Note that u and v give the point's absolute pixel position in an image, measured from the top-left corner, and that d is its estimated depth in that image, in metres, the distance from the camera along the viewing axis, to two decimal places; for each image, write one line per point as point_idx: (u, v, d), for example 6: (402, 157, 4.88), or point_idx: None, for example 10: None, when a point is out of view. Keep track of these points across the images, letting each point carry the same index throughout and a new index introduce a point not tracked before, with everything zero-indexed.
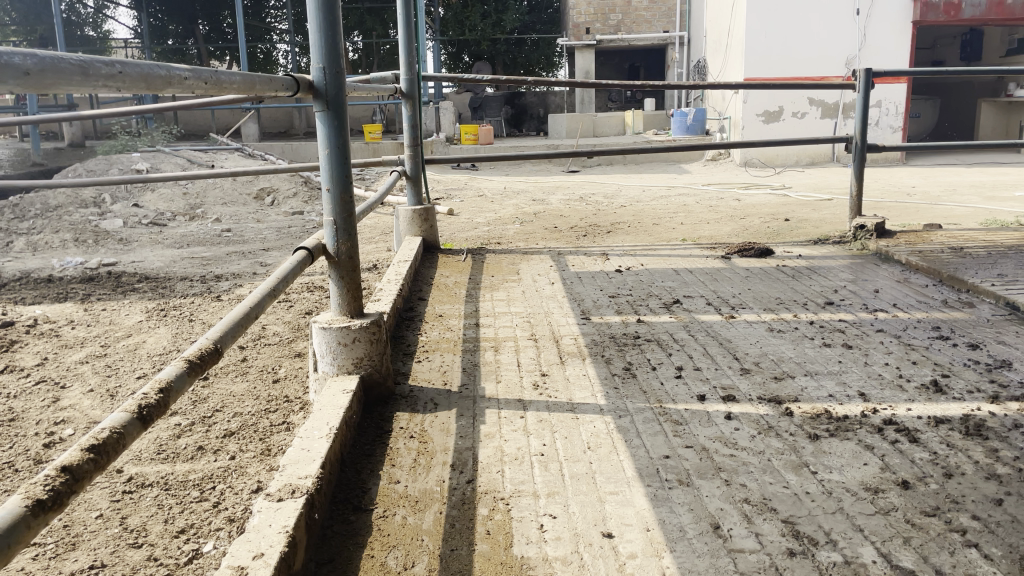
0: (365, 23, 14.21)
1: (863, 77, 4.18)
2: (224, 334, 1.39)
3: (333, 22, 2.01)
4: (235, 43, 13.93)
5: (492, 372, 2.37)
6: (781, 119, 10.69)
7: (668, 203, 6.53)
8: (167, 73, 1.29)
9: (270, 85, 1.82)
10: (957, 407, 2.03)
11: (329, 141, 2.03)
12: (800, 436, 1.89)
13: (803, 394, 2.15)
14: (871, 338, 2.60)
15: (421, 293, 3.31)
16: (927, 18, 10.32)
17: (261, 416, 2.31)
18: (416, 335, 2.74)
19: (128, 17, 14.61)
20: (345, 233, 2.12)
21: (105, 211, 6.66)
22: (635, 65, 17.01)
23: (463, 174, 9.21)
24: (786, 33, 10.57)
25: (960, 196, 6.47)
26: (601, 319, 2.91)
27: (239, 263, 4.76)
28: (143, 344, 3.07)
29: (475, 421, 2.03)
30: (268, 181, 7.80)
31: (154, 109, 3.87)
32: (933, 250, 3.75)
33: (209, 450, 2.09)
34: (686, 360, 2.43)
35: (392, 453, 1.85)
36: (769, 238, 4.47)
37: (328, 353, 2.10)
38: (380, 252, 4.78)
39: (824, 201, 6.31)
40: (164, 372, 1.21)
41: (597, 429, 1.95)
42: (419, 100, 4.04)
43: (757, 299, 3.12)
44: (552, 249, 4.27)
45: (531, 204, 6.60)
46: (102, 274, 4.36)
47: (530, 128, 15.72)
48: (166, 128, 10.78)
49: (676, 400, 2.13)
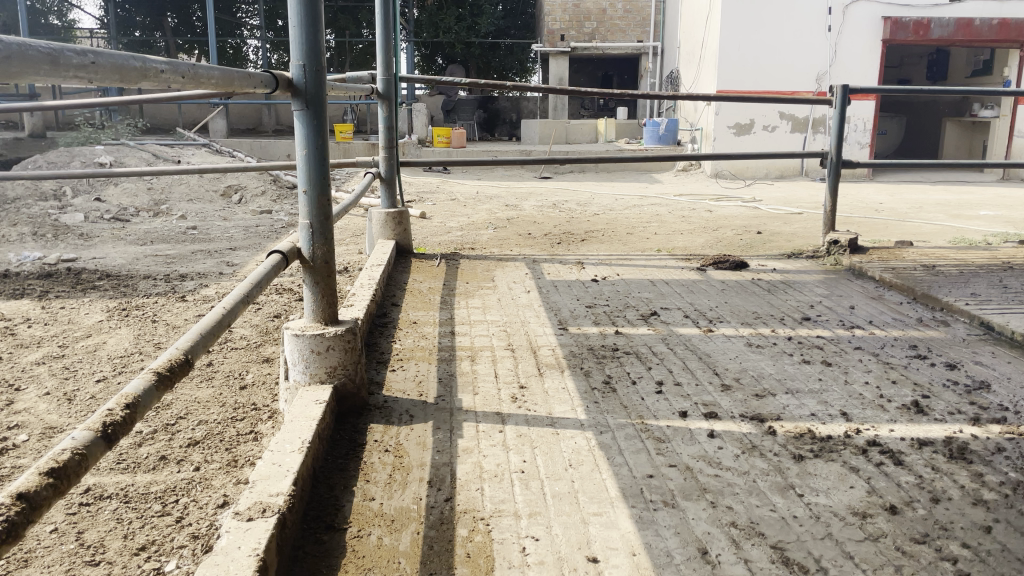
0: (337, 21, 14.16)
1: (839, 93, 4.20)
2: (195, 343, 1.30)
3: (315, 18, 1.94)
4: (205, 37, 13.70)
5: (469, 383, 2.31)
6: (752, 131, 10.78)
7: (641, 212, 6.53)
8: (142, 66, 1.20)
9: (248, 81, 1.75)
10: (940, 429, 2.02)
11: (307, 141, 1.96)
12: (784, 456, 1.86)
13: (784, 412, 2.13)
14: (850, 355, 2.59)
15: (394, 299, 3.24)
16: (897, 37, 10.53)
17: (228, 425, 2.22)
18: (389, 343, 2.67)
19: (94, 6, 14.30)
20: (322, 237, 2.03)
21: (65, 204, 6.47)
22: (608, 74, 17.05)
23: (436, 178, 9.13)
24: (759, 47, 10.68)
25: (928, 213, 6.56)
26: (579, 329, 2.87)
27: (205, 262, 4.64)
28: (103, 344, 2.95)
29: (452, 434, 1.96)
30: (236, 179, 7.66)
31: (119, 100, 3.74)
32: (907, 267, 3.78)
33: (172, 461, 1.99)
34: (666, 375, 2.39)
35: (367, 468, 1.78)
36: (744, 251, 4.47)
37: (300, 360, 2.02)
38: (351, 254, 4.70)
39: (795, 215, 6.36)
40: (132, 385, 1.13)
41: (578, 445, 1.90)
42: (395, 102, 3.97)
43: (734, 313, 3.10)
44: (527, 256, 4.22)
45: (504, 210, 6.55)
46: (61, 271, 4.21)
47: (502, 132, 15.68)
48: (130, 121, 10.55)
49: (658, 417, 2.08)
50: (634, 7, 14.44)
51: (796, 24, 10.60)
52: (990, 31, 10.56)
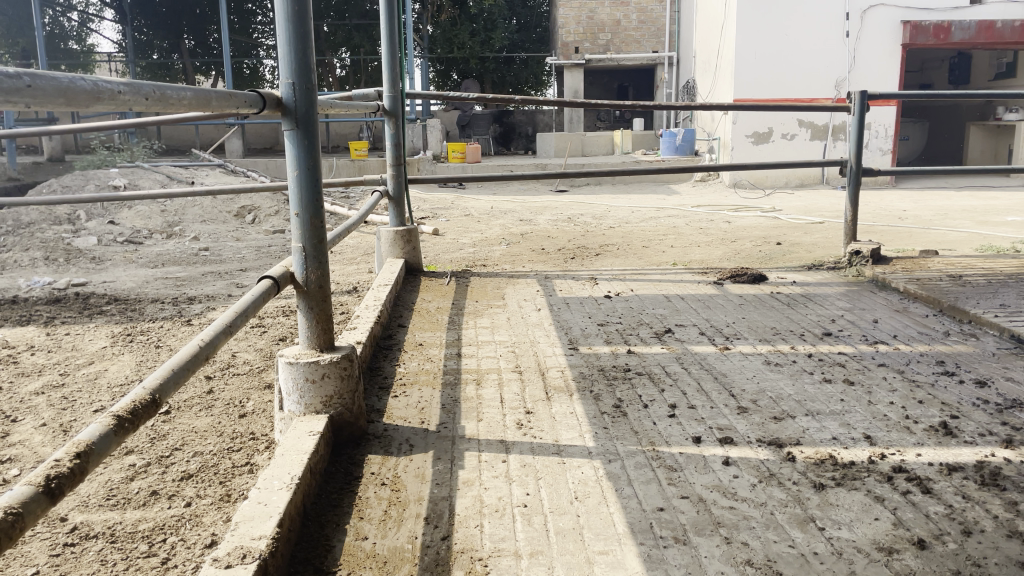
0: (352, 39, 14.22)
1: (857, 99, 4.07)
2: (165, 381, 1.27)
3: (304, 35, 1.87)
4: (221, 58, 13.80)
5: (473, 409, 2.22)
6: (770, 140, 10.61)
7: (657, 224, 6.43)
8: (96, 88, 1.15)
9: (229, 101, 1.69)
10: (970, 453, 1.90)
11: (299, 162, 1.89)
12: (805, 486, 1.75)
13: (804, 436, 2.01)
14: (873, 373, 2.47)
15: (400, 319, 3.16)
16: (917, 41, 10.33)
17: (223, 456, 2.14)
18: (393, 366, 2.59)
19: (113, 31, 14.47)
20: (316, 260, 1.96)
21: (79, 228, 6.49)
22: (623, 85, 16.96)
23: (451, 193, 9.09)
24: (776, 55, 10.55)
25: (953, 220, 6.39)
26: (590, 349, 2.77)
27: (214, 284, 4.60)
28: (104, 373, 2.89)
29: (453, 465, 1.87)
30: (249, 200, 7.67)
31: (122, 125, 3.71)
32: (932, 278, 3.64)
33: (163, 496, 1.92)
34: (679, 398, 2.28)
35: (361, 504, 1.69)
36: (762, 263, 4.35)
37: (294, 390, 1.94)
38: (361, 273, 4.64)
39: (816, 225, 6.22)
40: (85, 433, 1.08)
41: (585, 476, 1.80)
42: (402, 118, 3.91)
43: (752, 329, 2.99)
44: (539, 273, 4.13)
45: (518, 225, 6.49)
46: (69, 295, 4.18)
47: (518, 146, 15.66)
48: (147, 144, 10.64)
49: (670, 443, 1.98)
50: (648, 18, 14.35)
51: (814, 31, 10.45)
52: (1013, 33, 10.38)
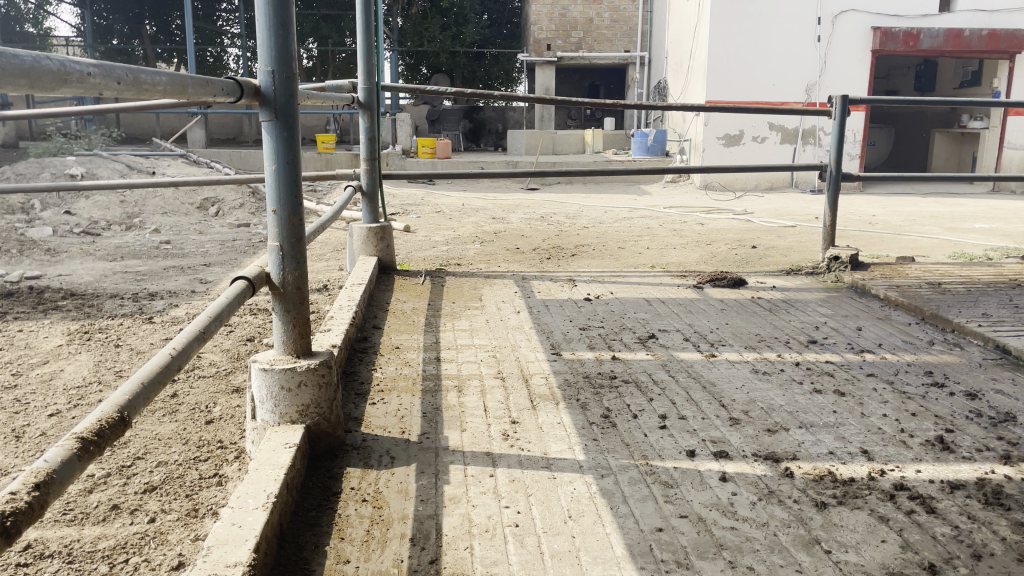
0: (320, 30, 14.01)
1: (837, 104, 4.04)
2: (134, 397, 1.16)
3: (286, 21, 1.75)
4: (184, 46, 13.47)
5: (456, 418, 2.12)
6: (741, 143, 10.66)
7: (631, 225, 6.40)
8: (62, 68, 1.03)
9: (206, 88, 1.57)
10: (969, 469, 1.85)
11: (277, 155, 1.77)
12: (806, 504, 1.68)
13: (800, 450, 1.95)
14: (863, 384, 2.42)
15: (375, 320, 3.05)
16: (886, 48, 10.42)
17: (189, 466, 2.01)
18: (370, 371, 2.47)
19: (71, 15, 14.06)
20: (293, 261, 1.84)
21: (33, 218, 6.24)
22: (593, 84, 16.93)
23: (421, 189, 8.95)
24: (748, 58, 10.58)
25: (922, 226, 6.45)
26: (573, 355, 2.68)
27: (176, 279, 4.43)
28: (59, 373, 2.73)
29: (438, 479, 1.77)
30: (213, 192, 7.46)
31: (81, 110, 3.51)
32: (912, 285, 3.63)
33: (125, 511, 1.79)
34: (669, 408, 2.21)
35: (342, 522, 1.59)
36: (740, 267, 4.32)
37: (268, 399, 1.82)
38: (331, 271, 4.50)
39: (788, 228, 6.24)
40: (45, 460, 0.96)
41: (578, 492, 1.71)
42: (378, 111, 3.78)
43: (736, 336, 2.93)
44: (516, 273, 4.04)
45: (491, 223, 6.40)
46: (22, 289, 3.97)
47: (488, 143, 15.60)
48: (105, 132, 10.33)
49: (663, 457, 1.90)
50: (620, 17, 14.38)
51: (786, 35, 10.51)
52: (980, 42, 10.45)
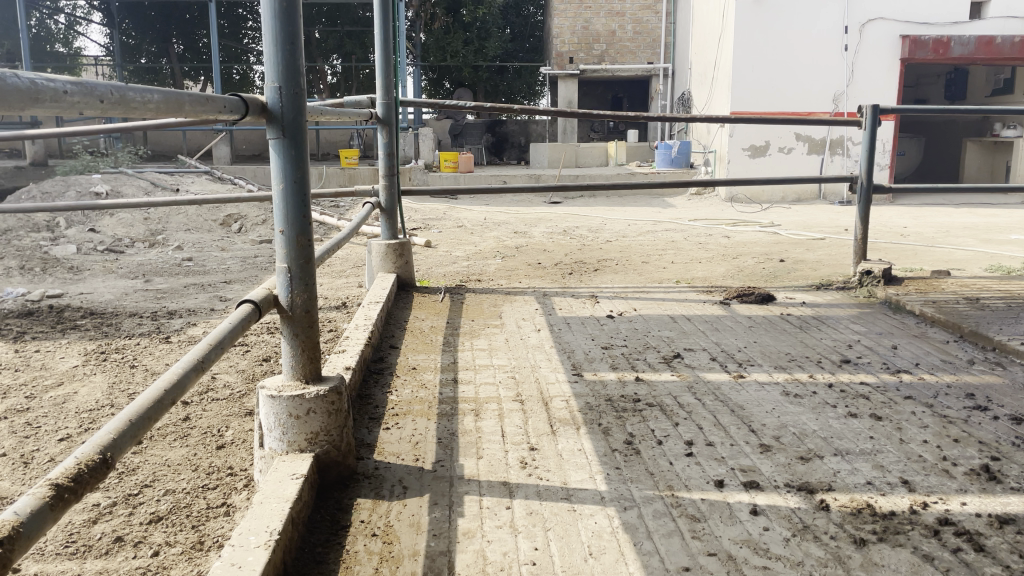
0: (343, 45, 14.10)
1: (868, 113, 3.92)
2: (119, 436, 1.11)
3: (293, 35, 1.69)
4: (210, 64, 13.62)
5: (472, 445, 2.03)
6: (767, 154, 10.54)
7: (655, 238, 6.32)
8: (34, 87, 0.97)
9: (206, 106, 1.51)
10: (1019, 502, 1.73)
11: (284, 174, 1.71)
12: (843, 541, 1.58)
13: (836, 481, 1.84)
14: (901, 407, 2.30)
15: (392, 339, 2.98)
16: (916, 56, 10.24)
17: (198, 495, 1.95)
18: (385, 394, 2.40)
19: (101, 34, 14.28)
20: (302, 283, 1.77)
21: (58, 236, 6.28)
22: (618, 96, 16.90)
23: (443, 204, 8.93)
24: (774, 68, 10.46)
25: (956, 238, 6.29)
26: (595, 376, 2.59)
27: (196, 297, 4.40)
28: (73, 396, 2.68)
29: (452, 512, 1.69)
30: (236, 208, 7.49)
31: (97, 128, 3.49)
32: (949, 300, 3.49)
33: (129, 544, 1.73)
34: (696, 434, 2.10)
35: (350, 559, 1.51)
36: (768, 281, 4.21)
37: (276, 426, 1.75)
38: (350, 287, 4.45)
39: (817, 241, 6.11)
40: (12, 511, 0.90)
41: (600, 527, 1.62)
42: (396, 127, 3.73)
43: (766, 355, 2.82)
44: (537, 289, 3.96)
45: (513, 237, 6.33)
46: (42, 308, 3.97)
47: (511, 156, 15.59)
48: (131, 149, 10.44)
49: (690, 487, 1.80)
50: (644, 29, 14.28)
51: (812, 45, 10.38)
52: (1012, 49, 10.25)
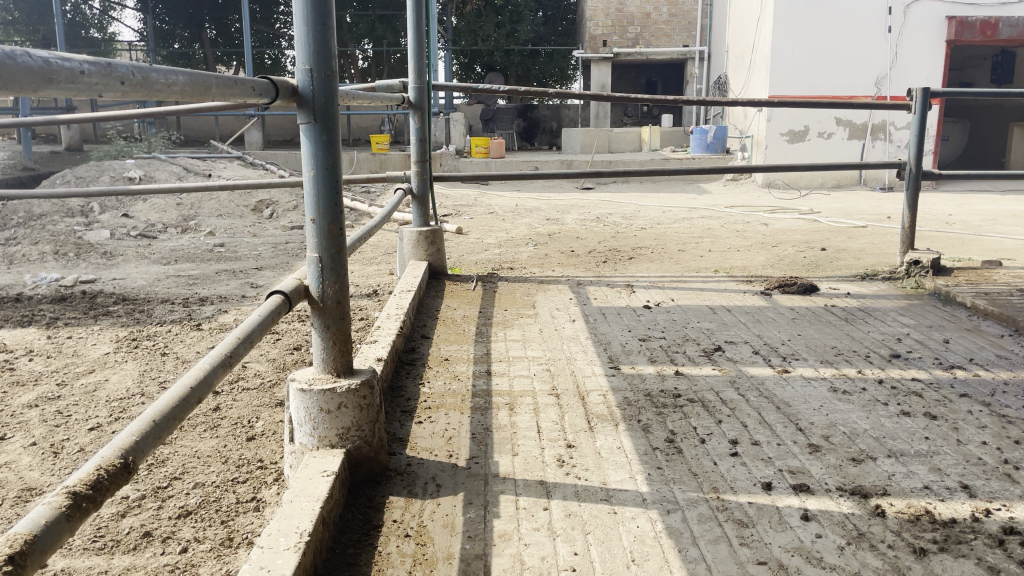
0: (375, 30, 14.01)
1: (918, 96, 3.76)
2: (143, 437, 1.07)
3: (325, 14, 1.62)
4: (242, 49, 13.65)
5: (507, 441, 1.97)
6: (806, 139, 10.31)
7: (691, 225, 6.19)
8: (45, 66, 0.91)
9: (235, 89, 1.45)
10: None
11: (316, 159, 1.64)
12: (902, 551, 1.49)
13: (891, 484, 1.74)
14: (957, 406, 2.19)
15: (424, 329, 2.92)
16: (962, 38, 9.93)
17: (226, 489, 1.90)
18: (417, 387, 2.34)
19: (134, 20, 14.38)
20: (333, 273, 1.71)
21: (92, 221, 6.32)
22: (652, 80, 16.68)
23: (474, 190, 8.85)
24: (813, 51, 10.22)
25: (1003, 226, 6.08)
26: (633, 369, 2.50)
27: (228, 283, 4.38)
28: (104, 384, 2.66)
29: (487, 513, 1.62)
30: (267, 194, 7.49)
31: (127, 113, 3.45)
32: (1002, 292, 3.35)
33: (157, 539, 1.69)
34: (741, 432, 2.01)
35: (382, 561, 1.46)
36: (809, 271, 4.08)
37: (306, 421, 1.70)
38: (381, 275, 4.41)
39: (859, 229, 5.94)
40: (25, 524, 0.86)
41: (642, 531, 1.55)
42: (429, 112, 3.65)
43: (811, 348, 2.71)
44: (571, 278, 3.87)
45: (545, 224, 6.24)
46: (75, 294, 3.97)
47: (542, 141, 15.45)
48: (164, 134, 10.51)
49: (736, 489, 1.71)
50: (679, 11, 14.02)
51: (853, 27, 10.10)
52: None
